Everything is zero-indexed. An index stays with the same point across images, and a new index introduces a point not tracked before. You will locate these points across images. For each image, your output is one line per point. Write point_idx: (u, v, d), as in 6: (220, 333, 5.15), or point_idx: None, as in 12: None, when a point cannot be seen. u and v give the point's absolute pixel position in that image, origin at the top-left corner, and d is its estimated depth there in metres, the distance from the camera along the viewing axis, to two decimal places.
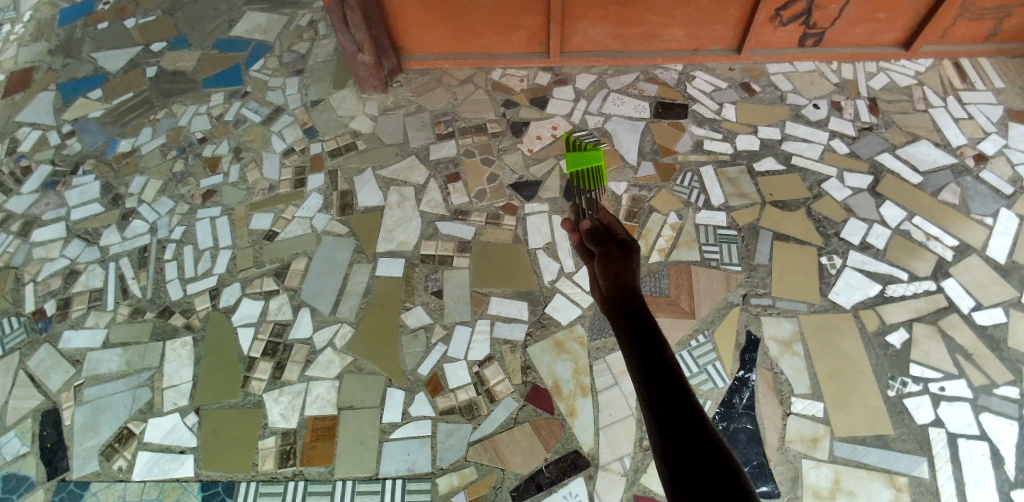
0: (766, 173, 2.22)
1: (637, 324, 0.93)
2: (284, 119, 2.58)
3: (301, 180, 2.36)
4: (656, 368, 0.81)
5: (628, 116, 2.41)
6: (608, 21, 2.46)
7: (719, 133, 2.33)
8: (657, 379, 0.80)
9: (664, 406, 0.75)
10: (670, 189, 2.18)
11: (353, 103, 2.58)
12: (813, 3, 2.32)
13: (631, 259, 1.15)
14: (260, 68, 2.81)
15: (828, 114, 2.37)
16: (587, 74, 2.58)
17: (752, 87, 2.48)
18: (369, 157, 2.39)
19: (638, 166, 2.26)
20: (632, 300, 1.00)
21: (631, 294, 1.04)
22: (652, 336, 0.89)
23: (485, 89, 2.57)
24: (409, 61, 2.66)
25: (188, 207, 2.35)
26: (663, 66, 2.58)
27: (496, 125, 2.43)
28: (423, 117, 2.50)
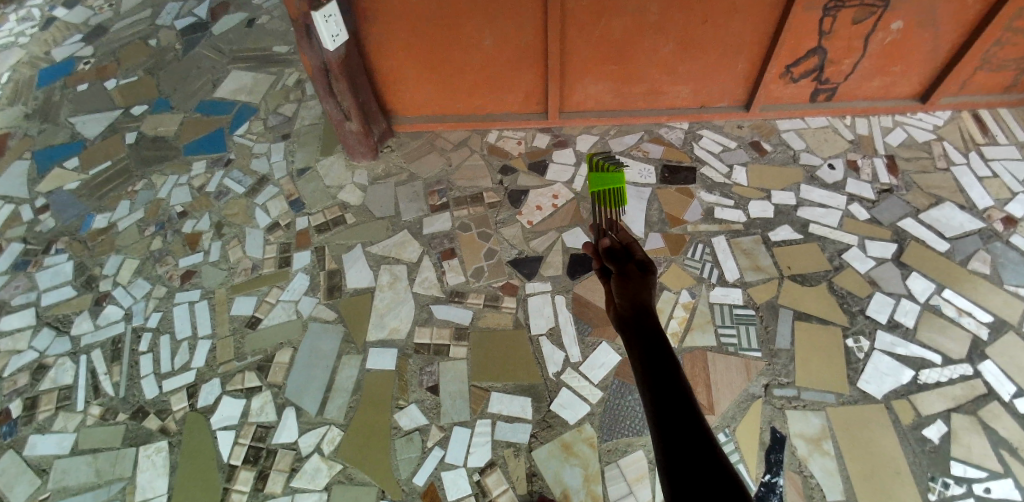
0: (783, 242, 2.09)
1: (648, 337, 0.88)
2: (268, 190, 2.46)
3: (286, 258, 2.23)
4: (664, 381, 0.76)
5: (631, 181, 2.29)
6: (609, 80, 2.33)
7: (731, 199, 2.21)
8: (666, 397, 0.73)
9: (671, 421, 0.67)
10: (681, 264, 2.04)
11: (341, 171, 2.47)
12: (825, 59, 2.20)
13: (648, 278, 1.09)
14: (244, 133, 2.72)
15: (845, 176, 2.26)
16: (587, 135, 2.48)
17: (763, 146, 2.37)
18: (358, 232, 2.26)
19: (645, 238, 2.12)
20: (645, 314, 0.95)
21: (646, 310, 0.97)
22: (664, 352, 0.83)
23: (480, 153, 2.47)
24: (400, 124, 2.55)
25: (165, 290, 2.22)
26: (668, 125, 2.47)
27: (493, 194, 2.31)
28: (415, 187, 2.38)
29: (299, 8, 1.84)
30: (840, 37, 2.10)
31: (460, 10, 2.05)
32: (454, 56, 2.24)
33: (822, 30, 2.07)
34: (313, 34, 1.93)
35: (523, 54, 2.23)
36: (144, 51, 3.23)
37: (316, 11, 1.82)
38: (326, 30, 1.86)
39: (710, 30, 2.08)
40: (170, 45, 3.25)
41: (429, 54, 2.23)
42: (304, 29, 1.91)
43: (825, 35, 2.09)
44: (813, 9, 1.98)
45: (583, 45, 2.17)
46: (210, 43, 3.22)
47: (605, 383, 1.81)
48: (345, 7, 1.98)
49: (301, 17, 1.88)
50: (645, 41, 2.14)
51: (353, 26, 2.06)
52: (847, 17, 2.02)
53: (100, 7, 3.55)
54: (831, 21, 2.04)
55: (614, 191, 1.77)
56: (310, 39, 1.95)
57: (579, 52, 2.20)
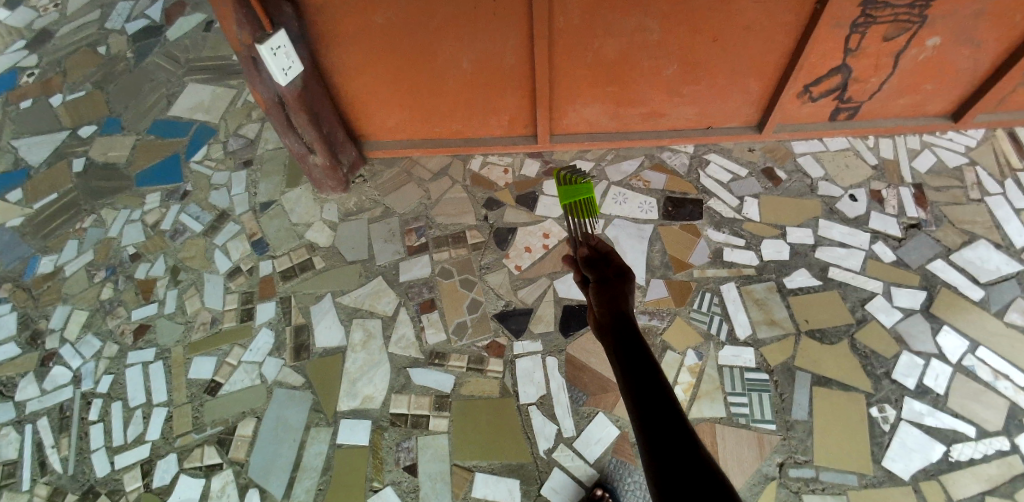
0: (799, 290, 1.88)
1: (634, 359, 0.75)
2: (228, 228, 2.25)
3: (248, 310, 2.03)
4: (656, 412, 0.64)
5: (631, 217, 2.05)
6: (605, 102, 2.06)
7: (742, 238, 1.97)
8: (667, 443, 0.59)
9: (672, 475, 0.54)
10: (685, 317, 1.84)
11: (309, 205, 2.24)
12: (849, 78, 1.93)
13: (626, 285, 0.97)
14: (203, 159, 2.48)
15: (868, 208, 2.02)
16: (582, 161, 2.23)
17: (777, 174, 2.11)
18: (328, 280, 2.05)
19: (646, 287, 1.90)
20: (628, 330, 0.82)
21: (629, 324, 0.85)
22: (653, 373, 0.71)
23: (463, 184, 2.22)
24: (372, 150, 2.29)
25: (116, 349, 2.02)
26: (670, 148, 2.21)
27: (476, 233, 2.08)
28: (391, 223, 2.15)
29: (243, 40, 1.57)
30: (868, 54, 1.83)
31: (444, 16, 1.72)
32: (428, 78, 1.97)
33: (847, 48, 1.80)
34: (262, 67, 1.66)
35: (507, 75, 1.96)
36: (92, 61, 2.93)
37: (262, 43, 1.56)
38: (276, 63, 1.60)
39: (720, 49, 1.81)
40: (121, 53, 2.94)
41: (400, 76, 1.96)
42: (250, 62, 1.64)
43: (851, 52, 1.82)
44: (840, 27, 1.71)
45: (576, 66, 1.90)
46: (165, 50, 2.91)
47: (601, 462, 1.62)
48: (297, 33, 1.71)
49: (245, 50, 1.61)
50: (645, 62, 1.87)
51: (307, 52, 1.78)
52: (876, 34, 1.75)
53: (44, 7, 3.22)
54: (859, 38, 1.76)
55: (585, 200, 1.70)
56: (260, 72, 1.68)
57: (570, 73, 1.93)
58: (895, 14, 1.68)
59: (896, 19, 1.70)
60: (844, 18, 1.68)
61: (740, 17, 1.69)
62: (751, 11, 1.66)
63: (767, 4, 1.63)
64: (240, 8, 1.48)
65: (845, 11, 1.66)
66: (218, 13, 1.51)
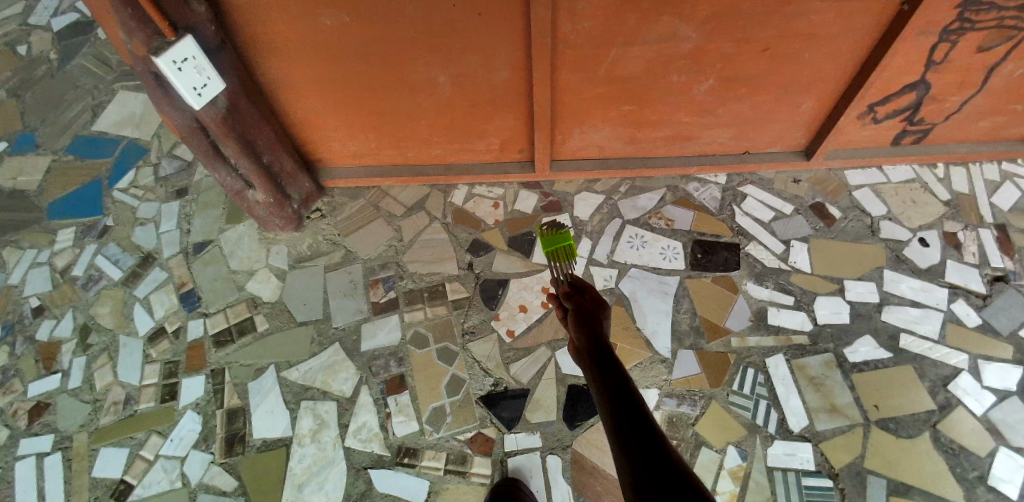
0: (864, 365, 1.50)
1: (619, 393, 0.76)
2: (154, 277, 1.85)
3: (170, 388, 1.65)
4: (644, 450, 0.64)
5: (651, 266, 1.65)
6: (617, 125, 1.65)
7: (790, 295, 1.58)
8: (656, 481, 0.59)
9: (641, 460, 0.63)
10: (723, 402, 1.45)
11: (253, 247, 1.84)
12: (925, 96, 1.52)
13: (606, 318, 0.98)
14: (129, 186, 2.05)
15: (943, 256, 1.63)
16: (588, 193, 1.82)
17: (829, 211, 1.71)
18: (274, 347, 1.66)
19: (673, 362, 1.51)
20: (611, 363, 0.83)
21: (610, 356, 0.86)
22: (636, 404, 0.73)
23: (443, 222, 1.83)
24: (333, 179, 1.88)
25: (5, 437, 1.61)
26: (697, 177, 1.81)
27: (459, 286, 1.69)
28: (353, 273, 1.75)
29: (135, 49, 1.14)
30: (955, 67, 1.42)
31: (418, 26, 1.30)
32: (397, 95, 1.55)
33: (931, 60, 1.39)
34: (168, 84, 1.22)
35: (497, 92, 1.55)
36: (6, 62, 2.46)
37: (156, 54, 1.11)
38: (181, 80, 1.16)
39: (769, 61, 1.40)
40: (43, 53, 2.47)
41: (361, 92, 1.53)
42: (151, 77, 1.20)
43: (933, 65, 1.41)
44: (929, 34, 1.31)
45: (585, 81, 1.49)
46: (94, 51, 2.45)
47: None
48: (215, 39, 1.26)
49: (140, 62, 1.17)
50: (673, 77, 1.45)
51: (234, 62, 1.34)
52: (972, 42, 1.35)
53: None
54: (947, 48, 1.36)
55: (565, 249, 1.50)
56: (167, 91, 1.23)
57: (576, 90, 1.52)
58: (1001, 18, 1.28)
59: (1000, 24, 1.30)
60: (935, 24, 1.28)
61: (803, 23, 1.28)
62: (819, 14, 1.25)
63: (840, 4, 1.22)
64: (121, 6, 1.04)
65: (938, 14, 1.25)
66: (97, 11, 1.09)
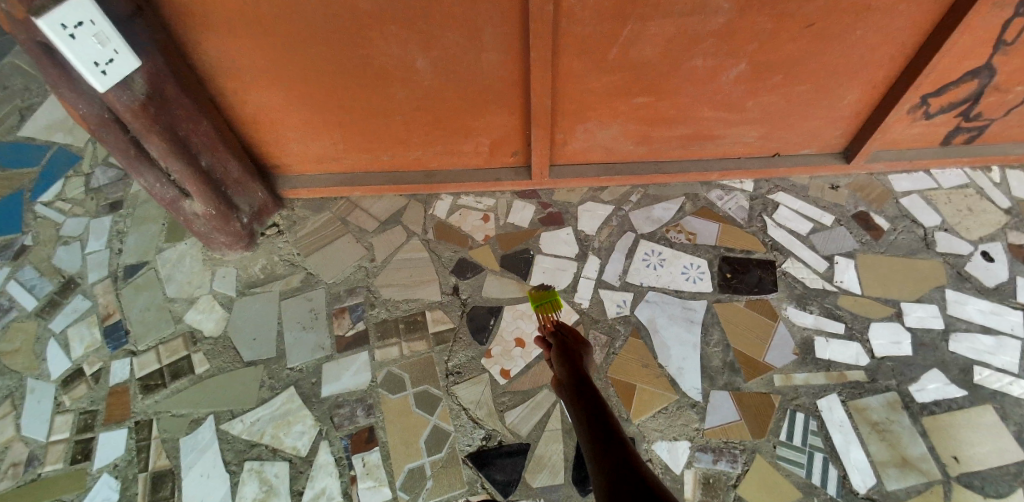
0: (935, 406, 1.23)
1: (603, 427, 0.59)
2: (75, 306, 1.53)
3: (83, 446, 1.32)
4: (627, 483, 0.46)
5: (672, 289, 1.40)
6: (628, 121, 1.41)
7: (838, 321, 1.33)
8: None
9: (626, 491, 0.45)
10: (769, 457, 1.17)
11: (197, 271, 1.56)
12: (989, 85, 1.31)
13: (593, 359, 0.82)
14: (57, 199, 1.76)
15: (1012, 273, 1.39)
16: (594, 203, 1.57)
17: (875, 221, 1.48)
18: (214, 393, 1.35)
19: (705, 406, 1.24)
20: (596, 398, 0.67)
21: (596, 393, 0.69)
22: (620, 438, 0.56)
23: (423, 238, 1.56)
24: (293, 188, 1.61)
25: None
26: (720, 184, 1.57)
27: (441, 315, 1.40)
28: (315, 300, 1.46)
29: (12, 10, 0.85)
30: None
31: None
32: (364, 86, 1.29)
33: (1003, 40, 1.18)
34: (63, 57, 0.94)
35: (484, 82, 1.30)
36: None
37: (37, 15, 0.83)
38: (74, 52, 0.89)
39: (811, 41, 1.18)
40: None
41: (320, 82, 1.27)
42: (39, 49, 0.92)
43: (1002, 47, 1.21)
44: (1005, 6, 1.10)
45: (589, 68, 1.25)
46: None
47: None
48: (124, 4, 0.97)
49: (21, 28, 0.88)
50: (696, 61, 1.22)
51: (157, 38, 1.06)
52: None
53: None
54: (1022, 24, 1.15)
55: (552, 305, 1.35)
56: (64, 69, 0.96)
57: (580, 79, 1.28)
58: None
59: None
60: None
61: None
62: None
63: None
64: None
65: None
66: None
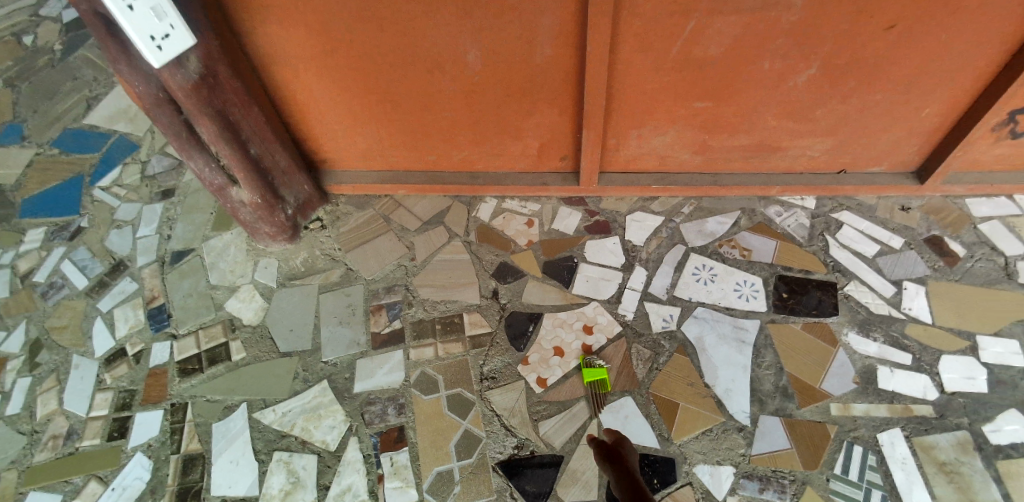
0: (1011, 450, 1.14)
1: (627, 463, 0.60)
2: (122, 288, 1.59)
3: (119, 424, 1.34)
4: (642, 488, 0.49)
5: (722, 306, 1.35)
6: (687, 127, 1.39)
7: (906, 352, 1.26)
8: None
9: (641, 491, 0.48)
10: (821, 491, 1.08)
11: (240, 259, 1.58)
12: None
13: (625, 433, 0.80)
14: (111, 184, 1.86)
15: None
16: (643, 213, 1.55)
17: (951, 247, 1.44)
18: (247, 381, 1.35)
19: (753, 431, 1.16)
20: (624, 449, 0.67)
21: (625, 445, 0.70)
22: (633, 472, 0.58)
23: (465, 239, 1.54)
24: (338, 183, 1.63)
25: None
26: (779, 200, 1.55)
27: (479, 318, 1.38)
28: (353, 295, 1.46)
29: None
30: None
31: None
32: (413, 75, 1.29)
33: None
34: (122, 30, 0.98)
35: (536, 78, 1.28)
36: (10, 53, 2.37)
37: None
38: (135, 25, 0.90)
39: (903, 41, 1.13)
40: (48, 44, 2.38)
41: (372, 74, 1.29)
42: (99, 21, 0.96)
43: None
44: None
45: (646, 66, 1.22)
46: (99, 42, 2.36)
47: None
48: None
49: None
50: (763, 62, 1.19)
51: (209, 17, 1.10)
52: None
53: None
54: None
55: (600, 385, 1.23)
56: (122, 42, 1.00)
57: (637, 78, 1.25)
58: None
59: None
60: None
61: None
62: None
63: None
64: None
65: None
66: None
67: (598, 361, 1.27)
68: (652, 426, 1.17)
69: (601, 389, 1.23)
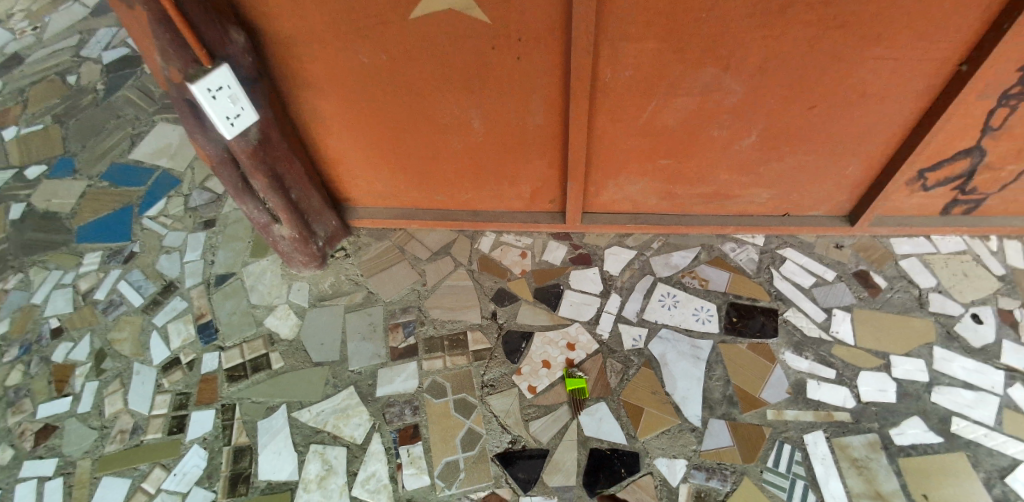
0: (912, 448, 1.40)
1: None
2: (174, 306, 1.86)
3: (178, 421, 1.60)
4: None
5: (682, 328, 1.62)
6: (654, 178, 1.68)
7: (831, 368, 1.54)
8: None
9: None
10: (756, 480, 1.34)
11: (276, 282, 1.86)
12: (980, 163, 1.56)
13: None
14: (158, 214, 2.13)
15: (997, 335, 1.59)
16: (619, 248, 1.84)
17: (874, 280, 1.73)
18: (285, 386, 1.62)
19: (703, 431, 1.43)
20: None
21: None
22: None
23: (469, 267, 1.82)
24: (359, 218, 1.92)
25: (9, 457, 1.61)
26: (734, 238, 1.85)
27: (480, 335, 1.65)
28: (373, 315, 1.73)
29: (171, 76, 1.17)
30: (1013, 135, 1.46)
31: (450, 74, 1.35)
32: (429, 136, 1.58)
33: (989, 125, 1.42)
34: (202, 111, 1.26)
35: (529, 140, 1.57)
36: (57, 91, 2.65)
37: (193, 82, 1.11)
38: (215, 109, 1.18)
39: (821, 117, 1.42)
40: (91, 83, 2.67)
41: (394, 134, 1.58)
42: (185, 104, 1.24)
43: (990, 131, 1.45)
44: (987, 96, 1.33)
45: (618, 132, 1.51)
46: (138, 83, 2.65)
47: None
48: (250, 71, 1.28)
49: (176, 89, 1.20)
50: (712, 132, 1.49)
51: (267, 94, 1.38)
52: None
53: (22, 30, 3.00)
54: (1005, 113, 1.38)
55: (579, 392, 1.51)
56: (199, 119, 1.28)
57: (611, 141, 1.54)
58: None
59: None
60: (997, 86, 1.30)
61: (862, 77, 1.29)
62: (880, 73, 1.28)
63: (910, 62, 1.25)
64: (162, 33, 1.08)
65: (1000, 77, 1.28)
66: (137, 41, 1.13)
67: (579, 372, 1.55)
68: (622, 426, 1.44)
69: (580, 396, 1.51)
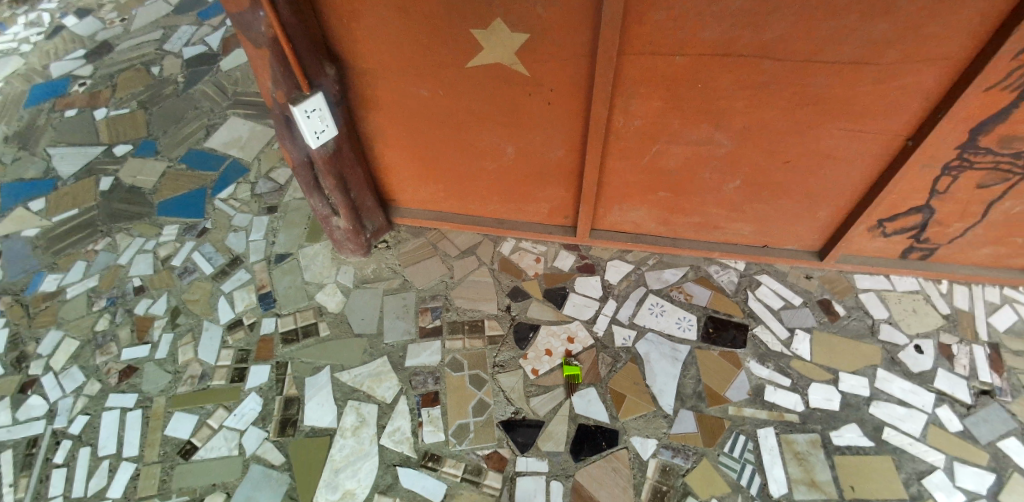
0: (846, 448, 1.68)
1: None
2: (239, 277, 2.19)
3: (240, 372, 1.92)
4: None
5: (666, 333, 1.92)
6: (654, 207, 1.99)
7: (787, 377, 1.83)
8: None
9: None
10: (712, 460, 1.63)
11: (325, 265, 2.19)
12: (929, 220, 1.84)
13: None
14: (227, 198, 2.48)
15: (935, 364, 1.87)
16: (619, 261, 2.14)
17: (835, 308, 2.02)
18: (329, 350, 1.94)
19: (674, 418, 1.73)
20: None
21: None
22: None
23: (490, 267, 2.14)
24: (401, 217, 2.24)
25: (98, 388, 1.94)
26: (719, 262, 2.14)
27: (495, 324, 1.96)
28: (406, 299, 2.05)
29: (277, 97, 1.51)
30: (957, 199, 1.73)
31: (492, 110, 1.67)
32: (468, 157, 1.90)
33: (935, 190, 1.70)
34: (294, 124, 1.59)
35: (551, 167, 1.88)
36: (142, 80, 3.03)
37: (296, 104, 1.45)
38: (307, 125, 1.51)
39: (794, 171, 1.72)
40: (172, 76, 3.04)
41: (440, 153, 1.90)
42: (283, 118, 1.57)
43: (937, 194, 1.73)
44: (931, 168, 1.62)
45: (626, 168, 1.82)
46: (213, 80, 3.01)
47: None
48: (335, 96, 1.61)
49: (279, 107, 1.54)
50: (704, 174, 1.79)
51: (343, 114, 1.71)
52: (972, 181, 1.65)
53: (112, 21, 3.39)
54: (949, 181, 1.66)
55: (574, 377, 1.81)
56: (291, 129, 1.61)
57: (619, 174, 1.85)
58: (997, 161, 1.57)
59: (996, 167, 1.59)
60: (937, 158, 1.58)
61: (829, 143, 1.59)
62: (844, 142, 1.57)
63: (867, 137, 1.54)
64: (278, 66, 1.41)
65: (941, 151, 1.56)
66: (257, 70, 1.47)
67: (575, 361, 1.85)
68: (606, 407, 1.74)
69: (574, 380, 1.81)
